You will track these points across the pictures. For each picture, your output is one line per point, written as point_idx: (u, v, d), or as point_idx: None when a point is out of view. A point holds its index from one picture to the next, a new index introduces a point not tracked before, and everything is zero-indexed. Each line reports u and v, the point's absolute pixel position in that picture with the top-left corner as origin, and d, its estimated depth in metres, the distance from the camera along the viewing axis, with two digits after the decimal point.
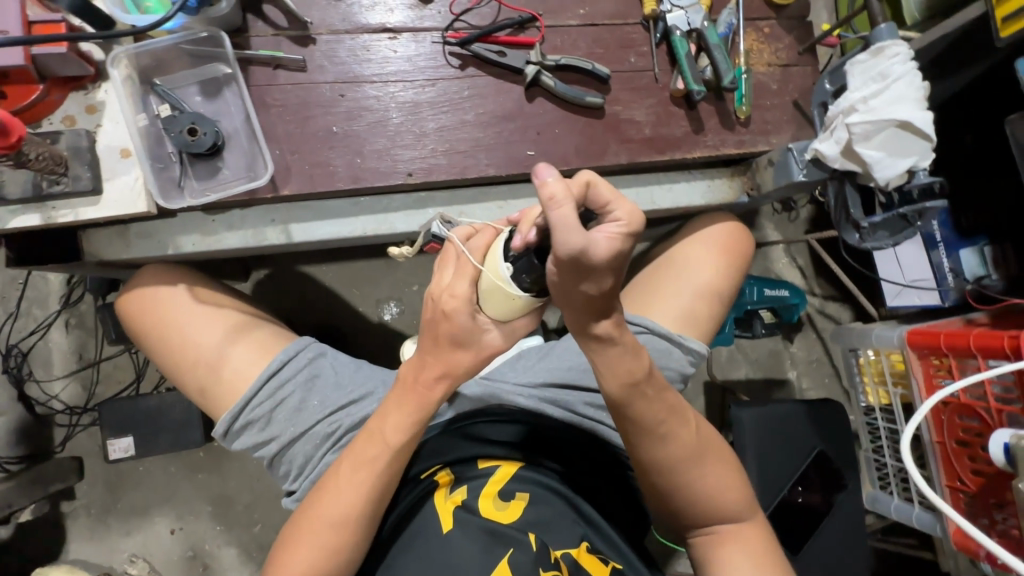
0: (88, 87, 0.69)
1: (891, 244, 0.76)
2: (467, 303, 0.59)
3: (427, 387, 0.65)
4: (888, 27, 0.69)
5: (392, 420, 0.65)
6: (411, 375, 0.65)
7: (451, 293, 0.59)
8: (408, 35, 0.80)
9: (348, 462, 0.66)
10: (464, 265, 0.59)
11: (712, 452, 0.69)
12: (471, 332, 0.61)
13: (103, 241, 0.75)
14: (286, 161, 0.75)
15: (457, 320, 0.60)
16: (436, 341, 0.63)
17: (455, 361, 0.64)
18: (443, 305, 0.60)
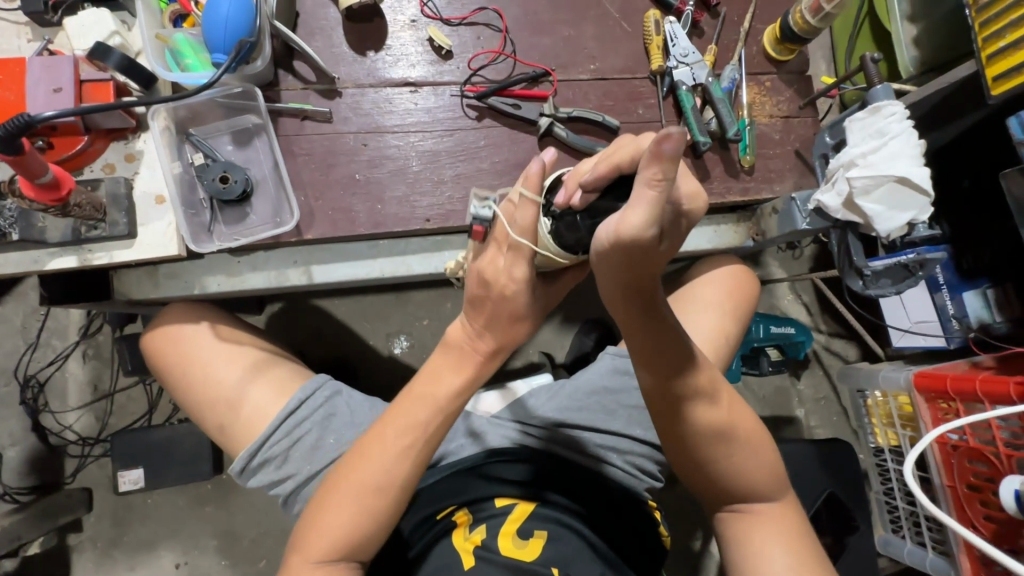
0: (128, 138, 0.74)
1: (894, 292, 0.78)
2: (524, 284, 0.63)
3: (475, 351, 0.68)
4: (884, 87, 0.74)
5: (445, 380, 0.67)
6: (461, 338, 0.68)
7: (507, 276, 0.63)
8: (428, 88, 0.85)
9: (396, 423, 0.66)
10: (522, 246, 0.61)
11: (748, 434, 0.68)
12: (522, 310, 0.66)
13: (133, 281, 0.79)
14: (310, 207, 0.78)
15: (516, 300, 0.64)
16: (490, 317, 0.66)
17: (507, 335, 0.67)
18: (500, 289, 0.63)
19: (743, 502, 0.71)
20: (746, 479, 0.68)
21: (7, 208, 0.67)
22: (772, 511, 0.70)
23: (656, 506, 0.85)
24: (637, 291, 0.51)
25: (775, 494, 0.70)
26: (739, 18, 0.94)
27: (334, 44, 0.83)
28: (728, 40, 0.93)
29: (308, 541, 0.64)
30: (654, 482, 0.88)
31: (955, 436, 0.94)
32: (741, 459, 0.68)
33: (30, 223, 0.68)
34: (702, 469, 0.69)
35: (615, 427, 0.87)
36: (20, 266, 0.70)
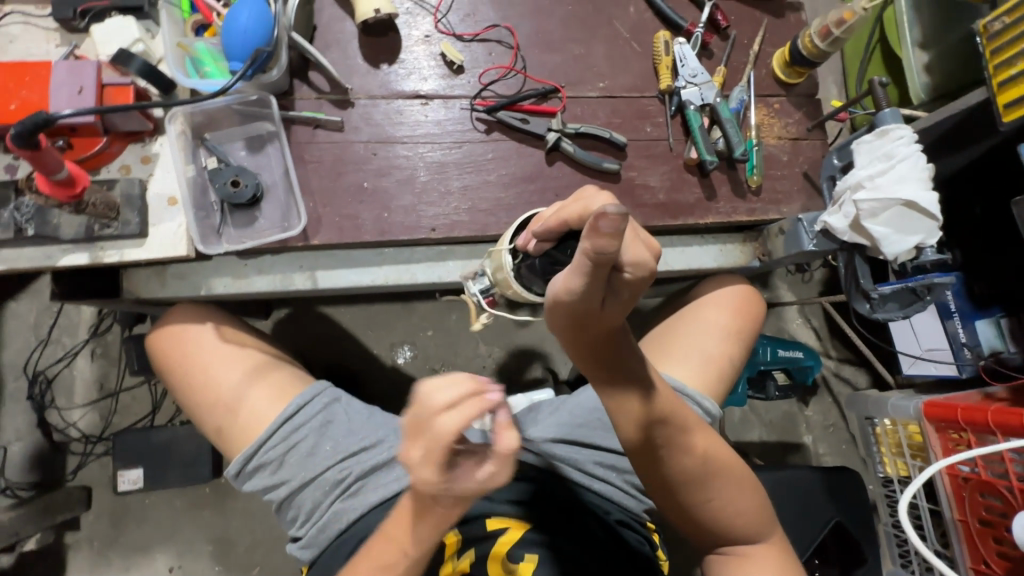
0: (146, 140, 0.76)
1: (901, 316, 0.75)
2: (450, 436, 0.41)
3: (442, 509, 0.49)
4: (892, 111, 0.73)
5: (407, 534, 0.53)
6: (419, 498, 0.49)
7: (434, 417, 0.41)
8: (439, 101, 0.86)
9: (363, 568, 0.57)
10: (465, 381, 0.42)
11: (733, 478, 0.66)
12: (459, 467, 0.43)
13: (141, 280, 0.80)
14: (318, 213, 0.80)
15: (437, 455, 0.41)
16: (419, 467, 0.44)
17: (457, 493, 0.45)
18: (433, 425, 0.41)
19: (726, 538, 0.70)
20: (728, 518, 0.67)
21: (25, 205, 0.69)
22: (754, 547, 0.70)
23: (651, 528, 0.85)
24: (593, 346, 0.51)
25: (759, 530, 0.70)
26: (749, 41, 0.95)
27: (349, 56, 0.86)
28: (738, 62, 0.94)
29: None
30: (652, 503, 0.86)
31: (966, 469, 0.91)
32: (724, 502, 0.66)
33: (46, 220, 0.70)
34: (684, 513, 0.67)
35: (614, 445, 0.85)
36: (34, 262, 0.71)
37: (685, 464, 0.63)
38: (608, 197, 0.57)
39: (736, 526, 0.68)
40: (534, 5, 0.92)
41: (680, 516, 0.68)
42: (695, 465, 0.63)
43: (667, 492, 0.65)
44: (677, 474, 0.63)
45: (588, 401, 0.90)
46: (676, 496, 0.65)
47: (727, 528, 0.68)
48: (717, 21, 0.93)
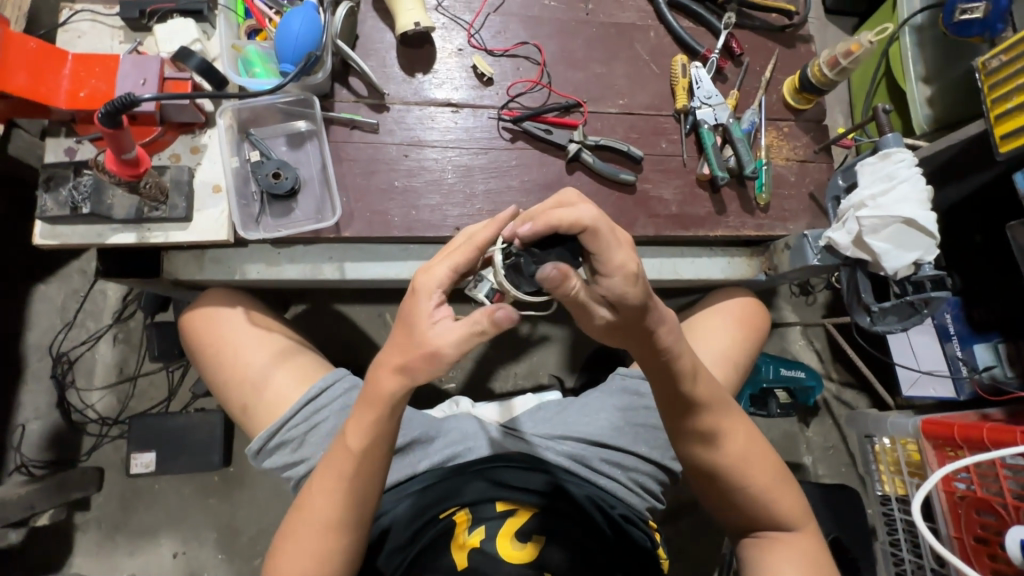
0: (196, 132, 0.81)
1: (900, 328, 0.81)
2: (436, 283, 0.58)
3: (376, 389, 0.61)
4: (894, 137, 0.78)
5: (352, 427, 0.64)
6: (371, 378, 0.62)
7: (427, 270, 0.59)
8: (469, 110, 0.92)
9: (320, 468, 0.66)
10: (455, 250, 0.60)
11: (754, 461, 0.74)
12: (420, 316, 0.57)
13: (181, 262, 0.85)
14: (350, 208, 0.85)
15: (419, 299, 0.58)
16: (394, 321, 0.60)
17: (401, 351, 0.58)
18: (415, 283, 0.59)
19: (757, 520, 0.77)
20: (753, 495, 0.74)
21: (83, 183, 0.74)
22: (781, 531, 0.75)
23: (655, 526, 0.87)
24: (636, 339, 0.61)
25: (788, 511, 0.75)
26: (761, 68, 1.01)
27: (386, 64, 0.92)
28: (750, 87, 1.00)
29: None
30: (654, 502, 0.89)
31: (963, 486, 0.93)
32: (751, 478, 0.74)
33: (101, 198, 0.74)
34: (717, 489, 0.76)
35: (621, 443, 0.88)
36: (85, 238, 0.76)
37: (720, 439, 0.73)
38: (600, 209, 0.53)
39: (767, 505, 0.75)
40: (561, 26, 0.98)
41: (716, 491, 0.76)
42: (727, 448, 0.73)
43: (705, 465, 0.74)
44: (712, 450, 0.73)
45: (596, 400, 0.93)
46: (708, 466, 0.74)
47: (760, 508, 0.75)
48: (732, 48, 0.99)
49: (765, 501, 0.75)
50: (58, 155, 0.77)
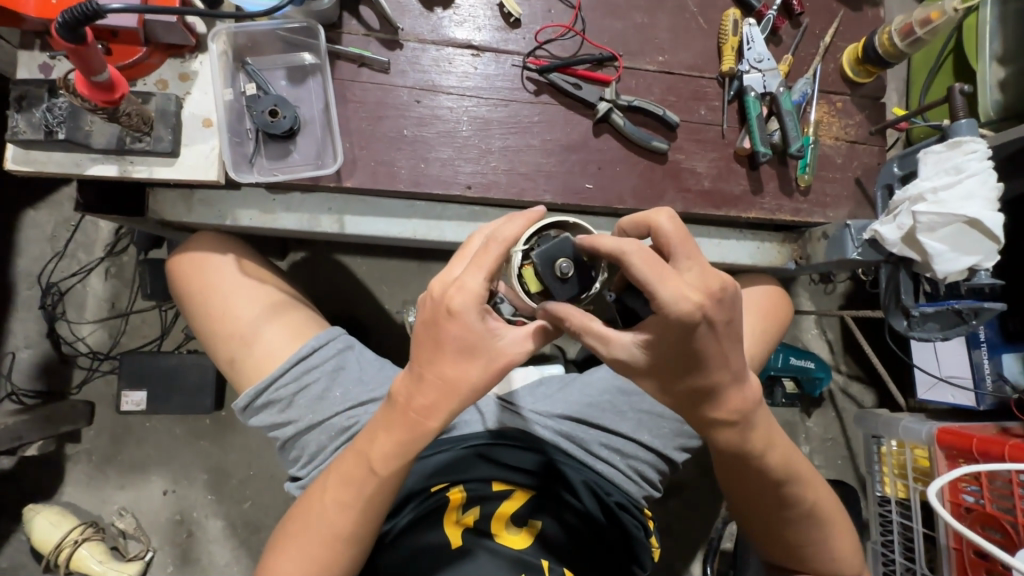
0: (185, 56, 0.73)
1: (939, 337, 0.75)
2: (477, 300, 0.52)
3: (420, 414, 0.57)
4: (968, 123, 0.70)
5: (379, 449, 0.59)
6: (404, 398, 0.57)
7: (459, 285, 0.52)
8: (491, 55, 0.82)
9: (335, 481, 0.62)
10: (482, 256, 0.52)
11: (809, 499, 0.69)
12: (481, 337, 0.54)
13: (167, 201, 0.78)
14: (353, 155, 0.77)
15: (466, 319, 0.52)
16: (437, 344, 0.54)
17: (457, 374, 0.55)
18: (448, 300, 0.52)
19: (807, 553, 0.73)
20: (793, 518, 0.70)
21: (59, 106, 0.67)
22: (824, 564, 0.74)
23: (649, 514, 0.84)
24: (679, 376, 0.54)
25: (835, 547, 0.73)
26: (820, 32, 0.90)
27: None
28: (806, 53, 0.89)
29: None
30: (652, 490, 0.86)
31: (970, 498, 0.90)
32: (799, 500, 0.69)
33: (78, 125, 0.67)
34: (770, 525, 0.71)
35: (622, 428, 0.84)
36: (62, 167, 0.70)
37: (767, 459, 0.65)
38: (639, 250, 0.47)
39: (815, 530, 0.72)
40: None
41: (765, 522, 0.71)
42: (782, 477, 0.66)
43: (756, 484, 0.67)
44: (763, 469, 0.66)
45: (603, 380, 0.87)
46: (756, 491, 0.68)
47: (802, 538, 0.72)
48: (792, 6, 0.88)
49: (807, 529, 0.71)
50: (32, 71, 0.70)
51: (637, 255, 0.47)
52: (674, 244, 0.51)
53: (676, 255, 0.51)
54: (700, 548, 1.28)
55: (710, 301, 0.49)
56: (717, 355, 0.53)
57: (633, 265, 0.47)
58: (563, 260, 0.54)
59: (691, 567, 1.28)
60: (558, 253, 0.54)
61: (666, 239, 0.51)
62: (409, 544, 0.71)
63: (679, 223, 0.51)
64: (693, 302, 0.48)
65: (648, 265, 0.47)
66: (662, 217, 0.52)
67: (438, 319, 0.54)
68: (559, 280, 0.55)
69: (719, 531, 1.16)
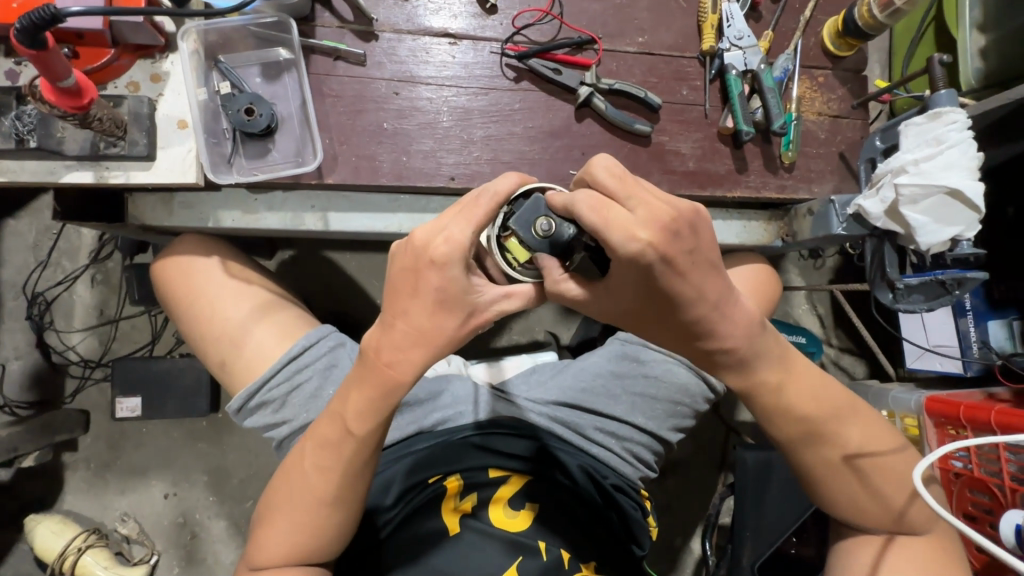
0: (156, 57, 0.71)
1: (924, 309, 0.75)
2: (461, 253, 0.52)
3: (391, 368, 0.56)
4: (948, 93, 0.70)
5: (353, 407, 0.59)
6: (374, 350, 0.56)
7: (446, 237, 0.52)
8: (468, 43, 0.81)
9: (313, 445, 0.62)
10: (472, 208, 0.52)
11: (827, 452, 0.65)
12: (461, 291, 0.53)
13: (147, 206, 0.77)
14: (334, 150, 0.76)
15: (449, 271, 0.52)
16: (414, 293, 0.53)
17: (432, 326, 0.54)
18: (431, 251, 0.52)
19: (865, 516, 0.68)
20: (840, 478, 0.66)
21: (28, 113, 0.66)
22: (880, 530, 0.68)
23: (645, 495, 0.86)
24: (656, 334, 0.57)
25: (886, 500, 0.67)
26: (800, 6, 0.89)
27: None
28: (786, 28, 0.88)
29: (258, 562, 0.64)
30: (647, 471, 0.87)
31: (959, 464, 0.91)
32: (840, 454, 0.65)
33: (49, 131, 0.66)
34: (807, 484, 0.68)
35: (616, 412, 0.84)
36: (36, 176, 0.68)
37: (794, 407, 0.63)
38: (587, 196, 0.48)
39: (872, 491, 0.66)
40: None
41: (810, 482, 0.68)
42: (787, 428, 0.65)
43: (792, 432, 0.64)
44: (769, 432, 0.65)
45: (599, 365, 0.87)
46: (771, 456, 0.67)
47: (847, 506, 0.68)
48: None
49: (862, 492, 0.67)
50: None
51: (584, 201, 0.48)
52: (623, 189, 0.49)
53: (626, 197, 0.49)
54: (699, 525, 1.30)
55: (663, 237, 0.48)
56: (696, 292, 0.52)
57: (581, 216, 0.48)
58: (541, 219, 0.54)
59: (691, 543, 1.30)
60: (534, 215, 0.54)
61: (617, 191, 0.49)
62: (408, 533, 0.72)
63: (618, 168, 0.49)
64: (643, 241, 0.47)
65: (592, 210, 0.48)
66: (598, 164, 0.49)
67: (418, 266, 0.53)
68: (541, 240, 0.54)
69: (717, 505, 1.18)
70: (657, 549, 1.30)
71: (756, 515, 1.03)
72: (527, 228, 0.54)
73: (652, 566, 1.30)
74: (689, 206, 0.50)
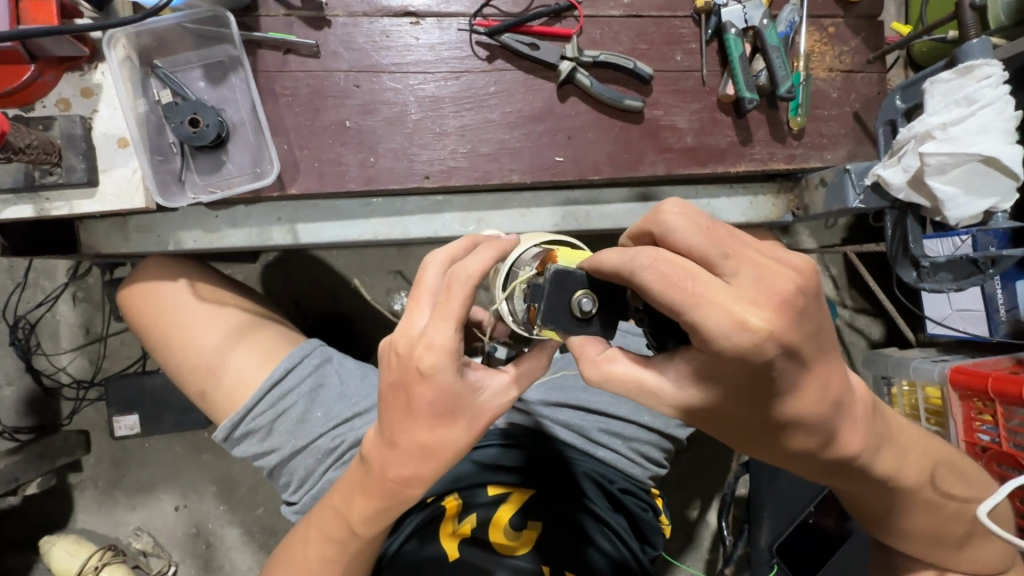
0: (84, 68, 0.64)
1: (952, 287, 0.69)
2: (451, 358, 0.45)
3: (398, 484, 0.52)
4: (981, 43, 0.62)
5: (357, 510, 0.55)
6: (378, 465, 0.52)
7: (426, 345, 0.45)
8: (433, 21, 0.73)
9: (316, 537, 0.59)
10: (445, 304, 0.45)
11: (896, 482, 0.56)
12: (461, 397, 0.47)
13: (102, 232, 0.72)
14: (294, 157, 0.69)
15: (440, 382, 0.46)
16: (409, 411, 0.48)
17: (437, 441, 0.49)
18: (416, 362, 0.46)
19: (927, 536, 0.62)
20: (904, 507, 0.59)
21: None
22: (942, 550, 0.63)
23: (656, 492, 0.83)
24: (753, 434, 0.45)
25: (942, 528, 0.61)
26: None
27: None
28: None
29: None
30: (658, 469, 0.83)
31: (987, 437, 0.87)
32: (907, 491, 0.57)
33: None
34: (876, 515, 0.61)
35: (621, 412, 0.81)
36: None
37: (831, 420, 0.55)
38: (659, 259, 0.37)
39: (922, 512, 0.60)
40: None
41: (873, 517, 0.61)
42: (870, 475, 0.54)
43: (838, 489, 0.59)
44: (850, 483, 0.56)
45: None
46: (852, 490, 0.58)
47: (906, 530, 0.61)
48: None
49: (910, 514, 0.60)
50: None
51: (653, 266, 0.37)
52: (706, 251, 0.38)
53: (714, 261, 0.38)
54: (716, 499, 1.29)
55: (766, 313, 0.38)
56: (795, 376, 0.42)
57: (654, 294, 0.37)
58: (581, 295, 0.43)
59: (708, 517, 1.29)
60: (570, 290, 0.43)
61: (697, 252, 0.38)
62: (410, 558, 0.69)
63: (693, 218, 0.39)
64: (740, 323, 0.37)
65: (667, 279, 0.37)
66: (669, 213, 0.39)
67: (405, 379, 0.47)
68: (582, 319, 0.43)
69: (733, 479, 1.13)
70: (675, 526, 1.29)
71: (773, 494, 1.00)
72: (565, 305, 0.43)
73: (669, 542, 1.29)
74: (803, 265, 0.41)
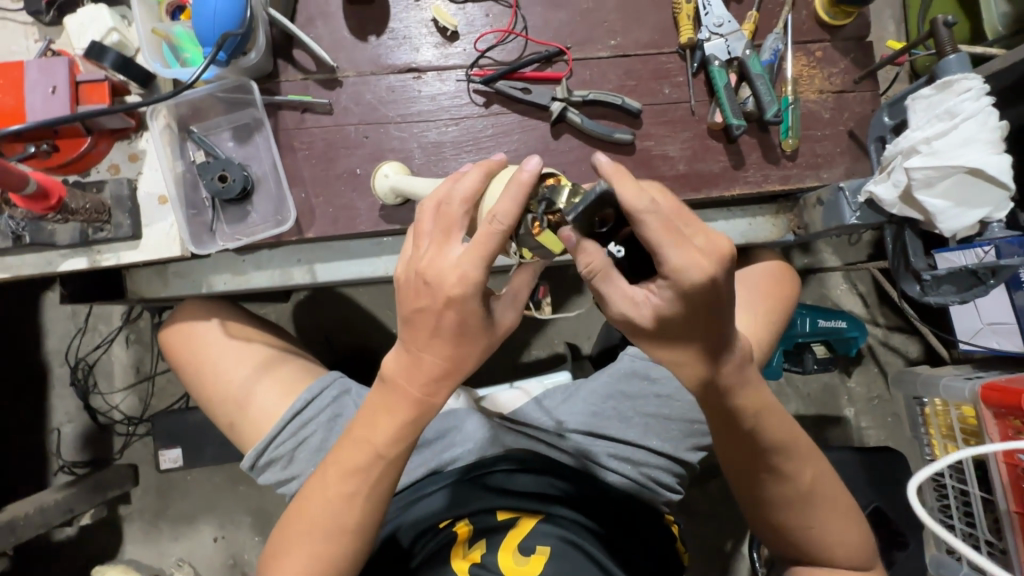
0: (131, 137, 0.73)
1: (958, 301, 0.67)
2: (477, 286, 0.51)
3: (423, 393, 0.57)
4: (958, 59, 0.64)
5: (382, 430, 0.58)
6: (403, 379, 0.56)
7: (459, 273, 0.51)
8: (433, 74, 0.79)
9: (334, 472, 0.60)
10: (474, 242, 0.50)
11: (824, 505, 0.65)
12: (478, 321, 0.53)
13: (145, 280, 0.80)
14: (311, 204, 0.76)
15: (465, 305, 0.51)
16: (432, 331, 0.53)
17: (456, 356, 0.55)
18: (445, 287, 0.51)
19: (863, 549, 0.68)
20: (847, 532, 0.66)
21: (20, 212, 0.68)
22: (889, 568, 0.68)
23: (672, 520, 0.82)
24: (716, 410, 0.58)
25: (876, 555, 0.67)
26: None
27: (335, 31, 0.79)
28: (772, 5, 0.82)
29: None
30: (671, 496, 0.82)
31: None
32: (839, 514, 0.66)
33: (40, 228, 0.69)
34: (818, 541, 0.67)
35: (628, 437, 0.81)
36: (36, 268, 0.72)
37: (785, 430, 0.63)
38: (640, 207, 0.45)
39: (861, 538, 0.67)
40: None
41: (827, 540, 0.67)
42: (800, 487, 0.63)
43: (748, 506, 0.66)
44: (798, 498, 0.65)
45: (604, 386, 0.85)
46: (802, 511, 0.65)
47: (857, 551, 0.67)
48: None
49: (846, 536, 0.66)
50: None
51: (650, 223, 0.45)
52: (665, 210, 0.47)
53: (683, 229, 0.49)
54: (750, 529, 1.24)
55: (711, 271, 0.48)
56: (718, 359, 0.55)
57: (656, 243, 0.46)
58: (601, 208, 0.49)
59: (744, 549, 1.24)
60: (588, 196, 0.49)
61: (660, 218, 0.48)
62: None
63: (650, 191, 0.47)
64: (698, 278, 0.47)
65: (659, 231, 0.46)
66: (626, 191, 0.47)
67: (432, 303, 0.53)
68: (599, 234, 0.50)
69: None
70: (708, 558, 1.24)
71: None
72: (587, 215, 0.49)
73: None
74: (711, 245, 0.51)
